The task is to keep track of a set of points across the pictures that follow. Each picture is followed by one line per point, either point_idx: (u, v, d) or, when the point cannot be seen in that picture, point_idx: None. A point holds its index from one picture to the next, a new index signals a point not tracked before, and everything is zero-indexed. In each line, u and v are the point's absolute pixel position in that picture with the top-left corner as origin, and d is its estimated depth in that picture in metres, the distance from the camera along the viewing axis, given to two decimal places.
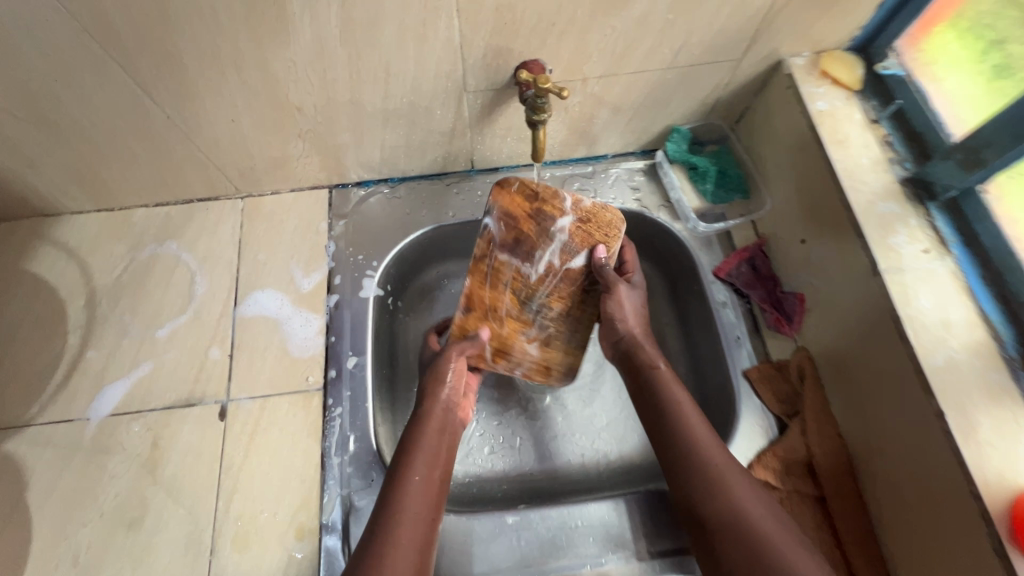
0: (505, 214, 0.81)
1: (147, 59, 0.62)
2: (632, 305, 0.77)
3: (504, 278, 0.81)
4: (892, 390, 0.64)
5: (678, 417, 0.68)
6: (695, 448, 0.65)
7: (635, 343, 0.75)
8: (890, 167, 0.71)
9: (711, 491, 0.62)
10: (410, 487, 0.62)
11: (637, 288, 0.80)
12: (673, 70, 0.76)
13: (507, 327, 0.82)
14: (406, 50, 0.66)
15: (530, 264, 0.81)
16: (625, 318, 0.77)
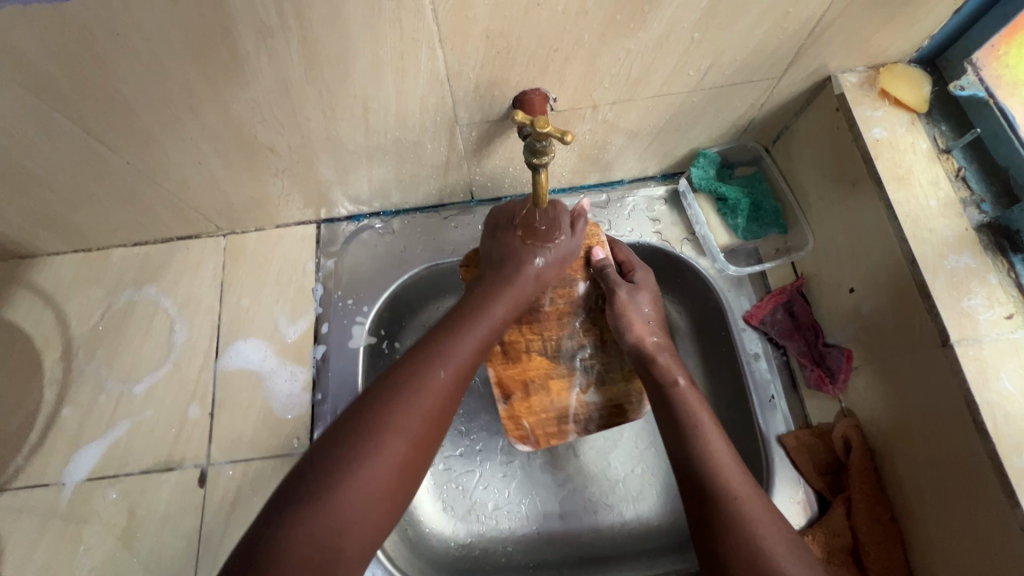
0: None
1: (91, 104, 0.55)
2: (639, 307, 0.69)
3: (523, 347, 0.73)
4: (963, 485, 0.54)
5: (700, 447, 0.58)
6: (714, 476, 0.56)
7: (647, 354, 0.67)
8: (964, 210, 0.60)
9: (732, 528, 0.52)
10: (411, 410, 0.52)
11: (644, 286, 0.71)
12: (699, 93, 0.65)
13: (554, 392, 0.73)
14: (385, 84, 0.57)
15: (537, 317, 0.72)
16: (634, 327, 0.68)
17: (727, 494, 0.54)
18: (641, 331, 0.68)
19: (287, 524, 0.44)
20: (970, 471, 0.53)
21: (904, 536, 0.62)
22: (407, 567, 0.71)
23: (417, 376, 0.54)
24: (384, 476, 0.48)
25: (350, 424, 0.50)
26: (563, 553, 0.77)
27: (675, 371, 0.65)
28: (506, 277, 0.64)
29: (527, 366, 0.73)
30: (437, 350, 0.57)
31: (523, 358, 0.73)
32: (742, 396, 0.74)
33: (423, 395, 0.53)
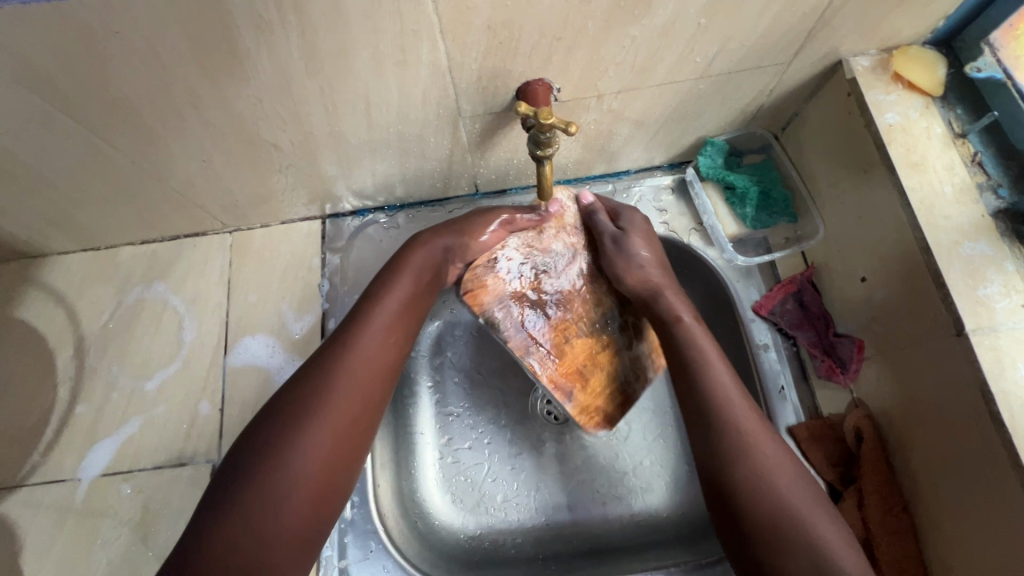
0: (497, 299, 0.67)
1: (94, 103, 0.55)
2: (637, 251, 0.66)
3: (557, 335, 0.68)
4: (979, 476, 0.53)
5: (712, 383, 0.57)
6: (724, 411, 0.55)
7: (658, 290, 0.65)
8: (980, 195, 0.58)
9: (742, 458, 0.52)
10: (332, 396, 0.53)
11: (637, 228, 0.69)
12: (707, 80, 0.64)
13: (605, 364, 0.70)
14: (387, 78, 0.57)
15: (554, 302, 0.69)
16: (642, 265, 0.66)
17: (736, 426, 0.54)
18: (639, 272, 0.66)
19: (222, 517, 0.46)
20: (986, 463, 0.52)
21: (917, 528, 0.61)
22: (417, 559, 0.72)
23: (333, 359, 0.55)
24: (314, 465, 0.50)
25: (275, 412, 0.52)
26: (572, 544, 0.78)
27: (676, 305, 0.64)
28: (414, 251, 0.65)
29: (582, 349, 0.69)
30: (354, 331, 0.58)
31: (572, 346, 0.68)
32: (751, 387, 0.73)
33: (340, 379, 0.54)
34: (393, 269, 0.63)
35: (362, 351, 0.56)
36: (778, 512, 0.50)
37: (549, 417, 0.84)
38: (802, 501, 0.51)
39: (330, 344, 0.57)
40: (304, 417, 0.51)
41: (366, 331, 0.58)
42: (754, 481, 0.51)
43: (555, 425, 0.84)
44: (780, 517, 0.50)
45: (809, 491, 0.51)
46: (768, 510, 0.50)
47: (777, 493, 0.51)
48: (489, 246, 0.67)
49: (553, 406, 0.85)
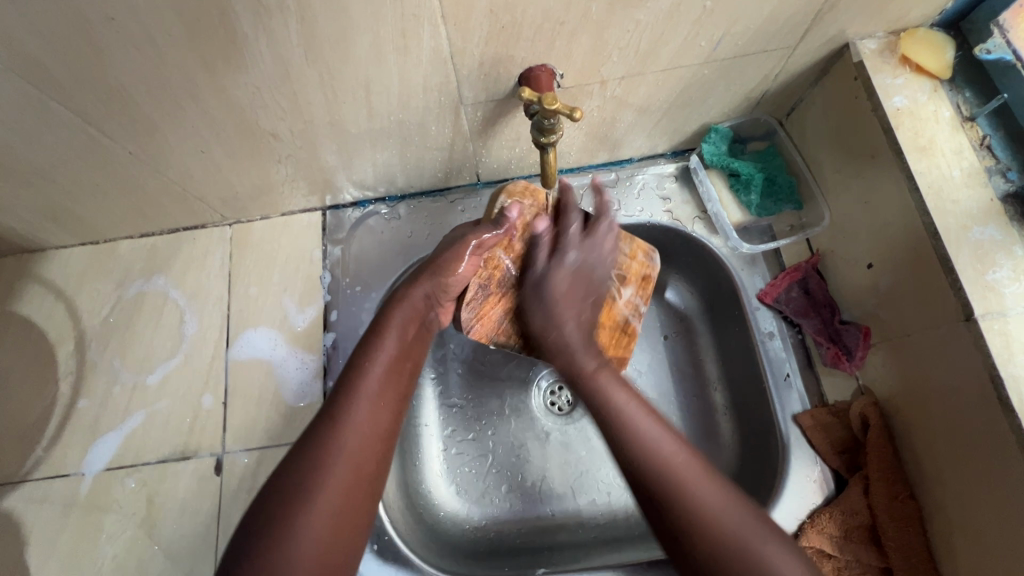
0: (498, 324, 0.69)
1: (90, 93, 0.54)
2: (553, 293, 0.63)
3: None
4: (988, 461, 0.53)
5: (618, 415, 0.55)
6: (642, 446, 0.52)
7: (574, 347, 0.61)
8: (988, 179, 0.58)
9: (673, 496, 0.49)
10: (327, 478, 0.49)
11: (564, 260, 0.64)
12: (711, 64, 0.63)
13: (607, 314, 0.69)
14: (387, 65, 0.56)
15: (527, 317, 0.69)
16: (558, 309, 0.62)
17: (656, 457, 0.51)
18: (546, 322, 0.62)
19: None
20: (995, 448, 0.52)
21: (924, 515, 0.61)
22: (423, 550, 0.72)
23: (325, 436, 0.51)
24: (317, 553, 0.46)
25: (268, 502, 0.48)
26: (576, 534, 0.78)
27: (580, 357, 0.60)
28: (395, 310, 0.62)
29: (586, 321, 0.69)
30: (345, 404, 0.54)
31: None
32: (756, 375, 0.73)
33: (336, 459, 0.50)
34: (375, 332, 0.60)
35: (356, 425, 0.53)
36: (723, 549, 0.47)
37: (552, 407, 0.84)
38: (740, 523, 0.48)
39: (318, 419, 0.53)
40: (299, 506, 0.47)
41: (357, 400, 0.54)
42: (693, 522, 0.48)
43: (559, 416, 0.84)
44: (725, 553, 0.47)
45: (740, 509, 0.49)
46: (713, 549, 0.47)
47: (714, 526, 0.47)
48: (467, 278, 0.65)
49: (556, 397, 0.85)
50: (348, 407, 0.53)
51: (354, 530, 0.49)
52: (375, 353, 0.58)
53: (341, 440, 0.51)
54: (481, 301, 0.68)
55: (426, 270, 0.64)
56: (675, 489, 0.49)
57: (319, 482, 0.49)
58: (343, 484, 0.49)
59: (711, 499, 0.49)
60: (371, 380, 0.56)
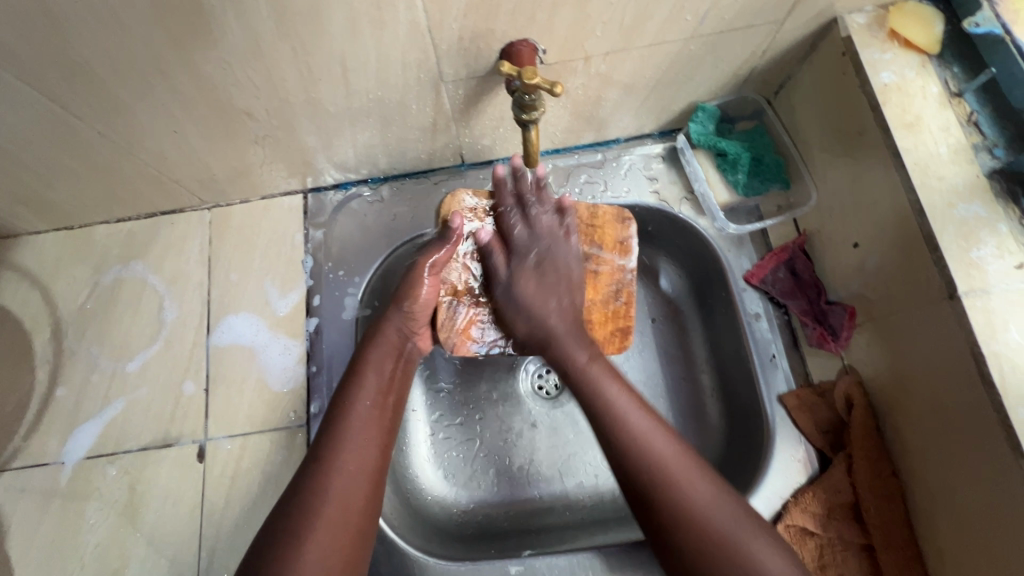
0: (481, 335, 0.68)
1: (52, 69, 0.52)
2: (527, 296, 0.64)
3: None
4: (969, 439, 0.53)
5: (614, 414, 0.56)
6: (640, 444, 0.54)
7: (558, 336, 0.63)
8: (975, 155, 0.57)
9: (662, 494, 0.52)
10: (319, 520, 0.50)
11: (525, 260, 0.65)
12: (698, 40, 0.61)
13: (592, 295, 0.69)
14: (363, 39, 0.54)
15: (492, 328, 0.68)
16: (536, 304, 0.63)
17: (652, 457, 0.53)
18: (528, 321, 0.63)
19: None
20: (977, 427, 0.52)
21: (906, 493, 0.61)
22: (411, 534, 0.71)
23: (316, 477, 0.53)
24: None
25: (264, 549, 0.49)
26: (562, 517, 0.78)
27: (574, 351, 0.61)
28: (371, 346, 0.63)
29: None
30: (335, 444, 0.55)
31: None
32: (742, 356, 0.73)
33: (324, 499, 0.51)
34: (358, 369, 0.61)
35: (344, 462, 0.54)
36: (712, 545, 0.49)
37: (539, 391, 0.84)
38: (729, 522, 0.50)
39: (305, 462, 0.54)
40: (294, 546, 0.48)
41: (346, 440, 0.55)
42: (683, 514, 0.50)
43: (546, 400, 0.83)
44: (711, 549, 0.49)
45: (732, 508, 0.51)
46: (697, 543, 0.49)
47: (702, 522, 0.50)
48: (432, 301, 0.65)
49: (544, 380, 0.85)
50: (339, 449, 0.54)
51: (349, 567, 0.50)
52: (362, 386, 0.59)
53: (333, 480, 0.53)
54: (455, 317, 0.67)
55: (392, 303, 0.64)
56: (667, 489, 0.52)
57: (309, 525, 0.49)
58: (334, 525, 0.51)
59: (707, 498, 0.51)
60: (363, 418, 0.57)
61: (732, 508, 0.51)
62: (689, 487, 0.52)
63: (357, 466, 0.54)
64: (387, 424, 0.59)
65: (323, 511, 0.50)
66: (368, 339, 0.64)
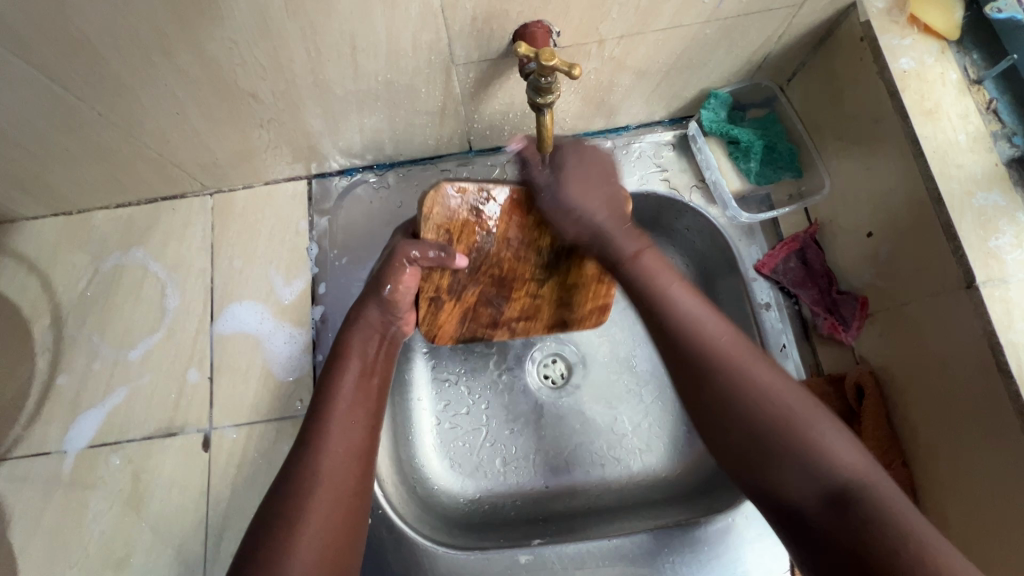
0: (463, 323, 0.70)
1: (51, 46, 0.50)
2: (574, 197, 0.58)
3: (519, 304, 0.69)
4: (985, 429, 0.53)
5: (668, 304, 0.54)
6: (693, 329, 0.52)
7: (604, 234, 0.58)
8: (993, 143, 0.56)
9: (715, 373, 0.50)
10: (309, 505, 0.49)
11: (564, 163, 0.59)
12: (714, 24, 0.60)
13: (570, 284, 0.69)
14: (374, 18, 0.52)
15: (487, 303, 0.69)
16: (584, 202, 0.58)
17: (704, 345, 0.51)
18: (577, 222, 0.58)
19: None
20: (994, 417, 0.52)
21: (915, 482, 0.61)
22: (419, 524, 0.71)
23: (304, 460, 0.51)
24: None
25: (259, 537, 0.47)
26: (570, 506, 0.77)
27: (619, 242, 0.58)
28: (352, 329, 0.60)
29: (549, 291, 0.69)
30: (323, 428, 0.53)
31: (536, 294, 0.69)
32: None
33: (316, 480, 0.50)
34: (340, 352, 0.59)
35: (332, 446, 0.52)
36: (770, 430, 0.47)
37: (544, 380, 0.83)
38: (788, 409, 0.48)
39: (294, 449, 0.53)
40: (287, 532, 0.47)
41: (333, 422, 0.54)
42: (734, 396, 0.49)
43: (553, 389, 0.83)
44: (777, 430, 0.47)
45: (795, 392, 0.49)
46: (761, 423, 0.48)
47: (761, 402, 0.48)
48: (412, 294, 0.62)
49: (550, 369, 0.84)
50: (325, 431, 0.53)
51: (342, 550, 0.49)
52: (346, 369, 0.58)
53: (322, 460, 0.51)
54: (438, 307, 0.67)
55: (373, 288, 0.61)
56: (730, 372, 0.50)
57: (300, 510, 0.48)
58: (325, 506, 0.49)
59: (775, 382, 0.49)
60: (350, 400, 0.56)
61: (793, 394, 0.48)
62: (743, 370, 0.50)
63: (343, 449, 0.53)
64: (372, 405, 0.57)
65: (313, 496, 0.49)
66: (349, 321, 0.61)
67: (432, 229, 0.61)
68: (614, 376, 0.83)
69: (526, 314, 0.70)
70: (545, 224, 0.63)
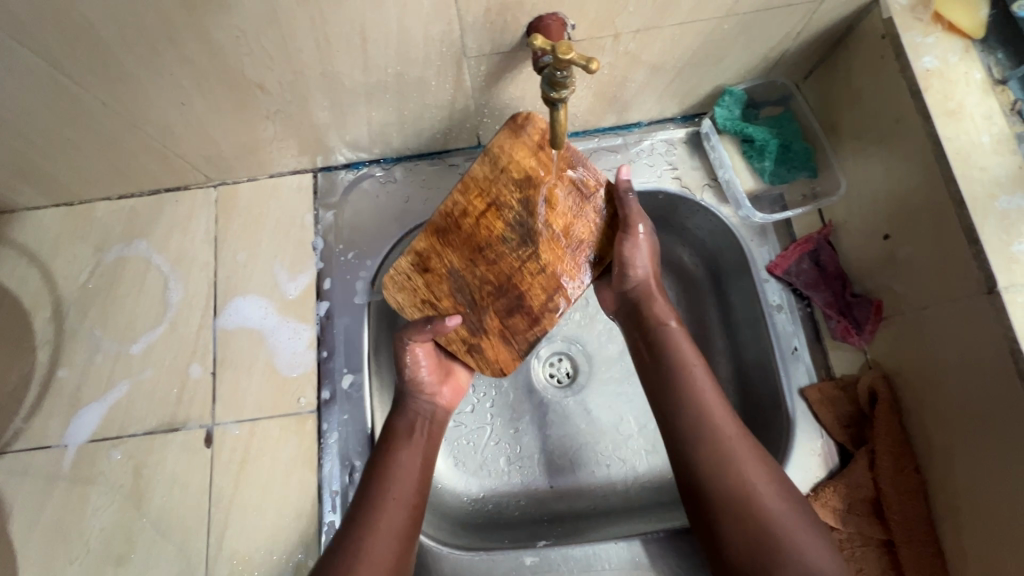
0: (512, 344, 0.62)
1: (54, 33, 0.49)
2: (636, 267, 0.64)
3: (538, 278, 0.61)
4: (1002, 438, 0.52)
5: (688, 397, 0.59)
6: (703, 424, 0.57)
7: (649, 296, 0.65)
8: (1017, 145, 0.55)
9: (720, 472, 0.55)
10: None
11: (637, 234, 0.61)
12: (732, 19, 0.59)
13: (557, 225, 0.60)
14: (385, 8, 0.51)
15: (514, 312, 0.62)
16: (641, 264, 0.63)
17: (716, 445, 0.56)
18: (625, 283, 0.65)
19: None
20: (1015, 428, 0.51)
21: (928, 489, 0.60)
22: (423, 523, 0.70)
23: (353, 545, 0.55)
24: None
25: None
26: (574, 506, 0.77)
27: (659, 311, 0.65)
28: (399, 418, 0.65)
29: (554, 258, 0.60)
30: (370, 511, 0.57)
31: (545, 265, 0.60)
32: (763, 349, 0.72)
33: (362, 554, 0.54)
34: (397, 433, 0.64)
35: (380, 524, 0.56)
36: (765, 535, 0.52)
37: (551, 379, 0.82)
38: (783, 519, 0.52)
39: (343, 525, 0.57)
40: None
41: (381, 506, 0.57)
42: (738, 497, 0.54)
43: (558, 388, 0.82)
44: (756, 539, 0.52)
45: (790, 507, 0.53)
46: (745, 538, 0.53)
47: (760, 509, 0.53)
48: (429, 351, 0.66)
49: (556, 368, 0.83)
50: (375, 516, 0.57)
51: None
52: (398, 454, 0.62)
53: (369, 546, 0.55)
54: (480, 351, 0.63)
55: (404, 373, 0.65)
56: (726, 488, 0.54)
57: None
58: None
59: (770, 502, 0.53)
60: (399, 484, 0.59)
61: (789, 505, 0.54)
62: (748, 475, 0.55)
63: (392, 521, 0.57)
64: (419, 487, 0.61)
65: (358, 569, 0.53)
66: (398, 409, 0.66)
67: (412, 308, 0.63)
68: (620, 376, 0.82)
69: (553, 286, 0.61)
70: (485, 215, 0.60)
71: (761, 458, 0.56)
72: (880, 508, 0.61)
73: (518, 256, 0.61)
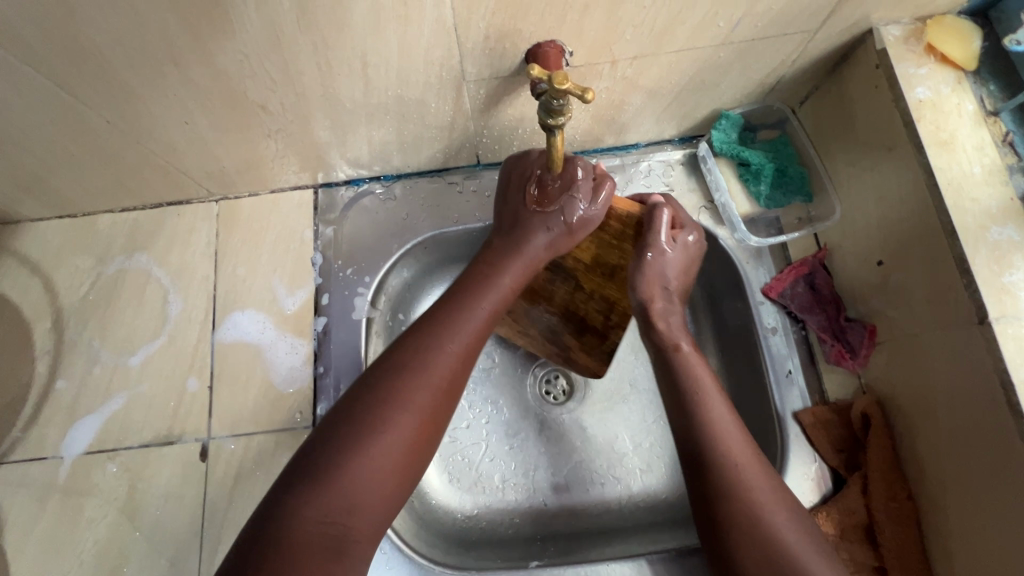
0: (594, 352, 0.72)
1: (62, 55, 0.50)
2: (646, 289, 0.61)
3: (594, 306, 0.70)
4: (995, 468, 0.52)
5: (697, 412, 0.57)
6: (715, 440, 0.55)
7: (648, 318, 0.63)
8: (1008, 176, 0.56)
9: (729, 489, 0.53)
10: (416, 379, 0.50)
11: (656, 255, 0.60)
12: (727, 47, 0.59)
13: (590, 262, 0.65)
14: (386, 35, 0.52)
15: (590, 330, 0.72)
16: (648, 289, 0.61)
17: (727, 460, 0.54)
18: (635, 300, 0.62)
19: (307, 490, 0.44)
20: (1008, 459, 0.51)
21: (920, 516, 0.60)
22: (419, 543, 0.70)
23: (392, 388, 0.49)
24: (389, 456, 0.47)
25: (304, 461, 0.46)
26: (568, 525, 0.77)
27: (672, 333, 0.62)
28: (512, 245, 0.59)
29: (598, 284, 0.67)
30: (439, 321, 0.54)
31: (592, 292, 0.69)
32: (757, 371, 0.72)
33: (432, 358, 0.52)
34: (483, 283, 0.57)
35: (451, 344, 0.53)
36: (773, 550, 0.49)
37: (546, 396, 0.82)
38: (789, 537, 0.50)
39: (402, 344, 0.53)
40: (382, 407, 0.48)
41: (450, 323, 0.54)
42: (745, 514, 0.51)
43: (554, 405, 0.82)
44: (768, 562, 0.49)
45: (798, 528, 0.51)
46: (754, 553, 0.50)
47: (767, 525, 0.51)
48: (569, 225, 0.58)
49: (552, 386, 0.83)
50: (424, 365, 0.50)
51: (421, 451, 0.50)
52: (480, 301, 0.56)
53: (409, 397, 0.49)
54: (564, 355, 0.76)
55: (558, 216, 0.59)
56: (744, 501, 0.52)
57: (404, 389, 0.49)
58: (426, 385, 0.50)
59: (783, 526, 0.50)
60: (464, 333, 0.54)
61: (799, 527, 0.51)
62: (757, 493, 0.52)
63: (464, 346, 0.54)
64: (470, 355, 0.54)
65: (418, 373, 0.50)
66: (513, 241, 0.59)
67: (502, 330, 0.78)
68: (617, 394, 0.82)
69: (607, 307, 0.69)
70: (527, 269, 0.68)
71: (775, 484, 0.53)
72: (873, 536, 0.61)
73: (567, 291, 0.70)
